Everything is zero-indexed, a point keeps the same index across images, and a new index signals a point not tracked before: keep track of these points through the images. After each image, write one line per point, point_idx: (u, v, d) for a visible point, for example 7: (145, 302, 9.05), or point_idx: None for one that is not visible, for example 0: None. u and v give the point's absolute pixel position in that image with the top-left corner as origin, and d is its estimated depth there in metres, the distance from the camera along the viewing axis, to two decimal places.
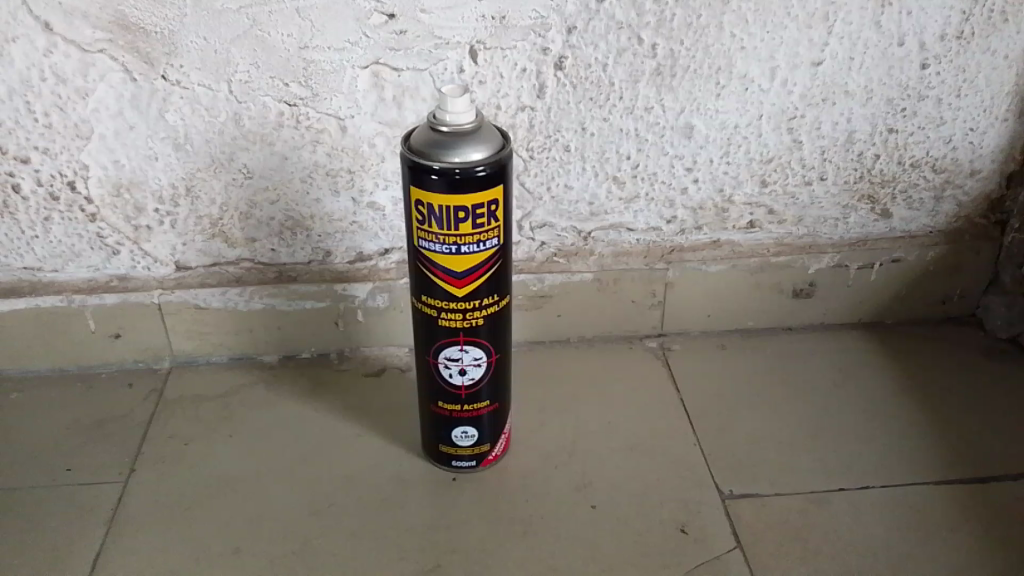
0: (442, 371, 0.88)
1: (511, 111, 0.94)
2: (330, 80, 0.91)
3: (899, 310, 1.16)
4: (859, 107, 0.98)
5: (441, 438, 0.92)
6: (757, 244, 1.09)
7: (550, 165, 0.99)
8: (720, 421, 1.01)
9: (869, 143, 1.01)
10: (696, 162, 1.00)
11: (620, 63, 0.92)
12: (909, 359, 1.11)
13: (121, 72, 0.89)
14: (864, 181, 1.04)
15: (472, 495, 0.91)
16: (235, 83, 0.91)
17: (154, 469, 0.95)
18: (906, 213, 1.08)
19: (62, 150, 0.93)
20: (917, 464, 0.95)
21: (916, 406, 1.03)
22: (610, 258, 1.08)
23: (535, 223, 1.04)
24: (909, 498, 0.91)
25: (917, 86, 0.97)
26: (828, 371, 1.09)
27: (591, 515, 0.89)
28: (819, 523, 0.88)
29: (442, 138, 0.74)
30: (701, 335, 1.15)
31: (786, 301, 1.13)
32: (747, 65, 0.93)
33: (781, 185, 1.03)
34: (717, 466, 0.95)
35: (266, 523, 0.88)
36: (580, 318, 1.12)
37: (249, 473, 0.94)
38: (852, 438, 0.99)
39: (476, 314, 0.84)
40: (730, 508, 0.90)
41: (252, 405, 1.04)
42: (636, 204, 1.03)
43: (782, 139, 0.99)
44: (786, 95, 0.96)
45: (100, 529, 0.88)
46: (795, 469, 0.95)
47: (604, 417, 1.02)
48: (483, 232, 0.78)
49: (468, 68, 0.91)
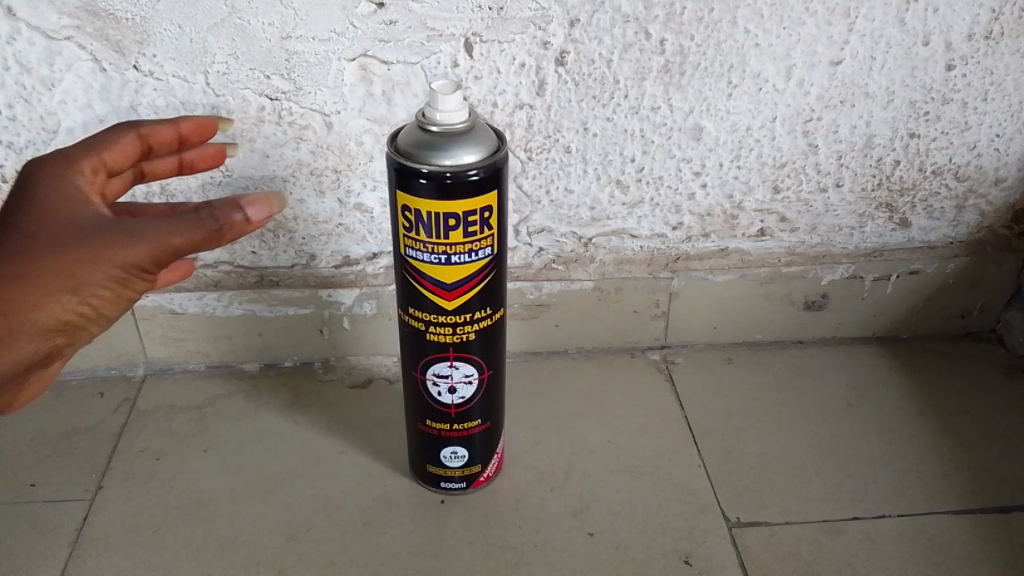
0: (430, 388, 0.82)
1: (508, 108, 0.88)
2: (314, 72, 0.85)
3: (915, 325, 1.11)
4: (880, 109, 0.92)
5: (429, 458, 0.86)
6: (767, 253, 1.03)
7: (550, 167, 0.92)
8: (726, 441, 0.96)
9: (890, 148, 0.95)
10: (704, 165, 0.94)
11: (626, 59, 0.86)
12: (925, 377, 1.05)
13: (90, 61, 0.83)
14: (882, 189, 0.98)
15: (460, 520, 0.85)
16: (213, 74, 0.84)
17: (122, 485, 0.89)
18: (925, 222, 1.02)
19: (28, 144, 0.87)
20: (935, 491, 0.89)
21: (934, 428, 0.98)
22: (612, 266, 1.02)
23: (533, 228, 0.97)
24: (928, 528, 0.85)
25: (942, 88, 0.91)
26: (841, 389, 1.03)
27: (588, 544, 0.83)
28: (832, 556, 0.82)
29: (432, 138, 0.68)
30: (707, 348, 1.09)
31: (797, 313, 1.08)
32: (762, 63, 0.87)
33: (795, 191, 0.97)
34: (722, 490, 0.89)
35: (240, 547, 0.82)
36: (580, 329, 1.07)
37: (224, 493, 0.88)
38: (866, 463, 0.93)
39: (467, 328, 0.78)
40: (737, 537, 0.84)
41: (231, 418, 0.98)
42: (641, 209, 0.97)
43: (797, 142, 0.93)
44: (802, 96, 0.90)
45: (60, 552, 0.82)
46: (806, 494, 0.89)
47: (603, 435, 0.96)
48: (476, 241, 0.72)
49: (463, 62, 0.85)
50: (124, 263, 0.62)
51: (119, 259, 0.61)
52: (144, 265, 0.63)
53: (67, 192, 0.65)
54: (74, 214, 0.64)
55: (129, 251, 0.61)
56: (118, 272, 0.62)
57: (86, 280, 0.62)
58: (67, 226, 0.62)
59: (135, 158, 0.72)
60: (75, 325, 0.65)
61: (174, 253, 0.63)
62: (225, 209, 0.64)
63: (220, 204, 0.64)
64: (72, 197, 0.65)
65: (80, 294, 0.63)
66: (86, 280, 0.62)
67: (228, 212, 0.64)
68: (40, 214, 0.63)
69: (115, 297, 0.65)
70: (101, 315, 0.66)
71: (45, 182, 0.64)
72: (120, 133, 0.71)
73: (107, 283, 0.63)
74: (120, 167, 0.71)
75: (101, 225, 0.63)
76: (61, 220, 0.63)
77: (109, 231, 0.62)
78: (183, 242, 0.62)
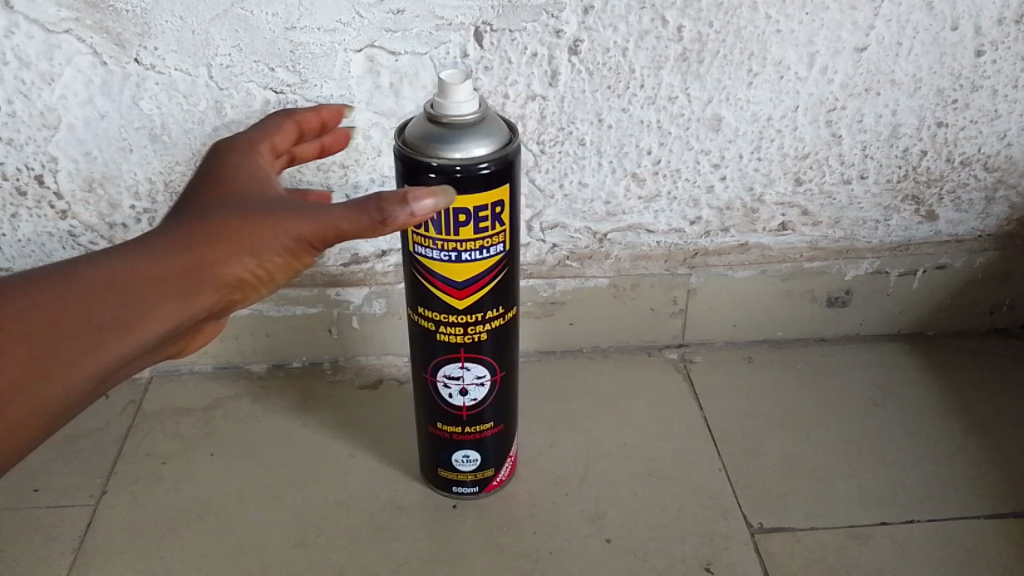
0: (441, 390, 0.79)
1: (520, 100, 0.85)
2: (320, 64, 0.83)
3: (941, 321, 1.07)
4: (906, 97, 0.88)
5: (440, 462, 0.84)
6: (789, 248, 0.99)
7: (563, 160, 0.90)
8: (748, 443, 0.93)
9: (916, 138, 0.91)
10: (723, 157, 0.91)
11: (642, 47, 0.83)
12: (952, 375, 1.02)
13: (90, 55, 0.80)
14: (909, 180, 0.95)
15: (474, 525, 0.83)
16: (216, 67, 0.82)
17: (127, 490, 0.87)
18: (953, 215, 0.99)
19: (28, 141, 0.84)
20: (966, 495, 0.86)
21: (963, 428, 0.94)
22: (627, 262, 0.99)
23: (546, 224, 0.95)
24: (959, 534, 0.81)
25: (971, 75, 0.87)
26: (866, 389, 1.00)
27: (606, 550, 0.80)
28: (860, 562, 0.79)
29: (441, 131, 0.65)
30: (725, 346, 1.06)
31: (819, 309, 1.04)
32: (783, 51, 0.84)
33: (818, 182, 0.94)
34: (745, 494, 0.86)
35: (246, 554, 0.80)
36: (595, 327, 1.04)
37: (231, 497, 0.86)
38: (893, 465, 0.90)
39: (479, 328, 0.75)
40: (760, 543, 0.81)
41: (238, 420, 0.96)
42: (658, 203, 0.94)
43: (820, 133, 0.90)
44: (825, 84, 0.86)
45: (63, 559, 0.79)
46: (832, 498, 0.86)
47: (620, 437, 0.93)
48: (487, 238, 0.69)
49: (472, 52, 0.82)
50: (293, 237, 0.60)
51: (291, 232, 0.60)
52: (311, 244, 0.61)
53: (249, 175, 0.67)
54: (253, 193, 0.64)
55: (297, 225, 0.60)
56: (289, 245, 0.61)
57: (254, 253, 0.60)
58: (243, 202, 0.63)
59: (288, 144, 0.73)
60: (234, 298, 0.63)
61: (340, 236, 0.60)
62: (391, 202, 0.58)
63: (389, 196, 0.59)
64: (253, 177, 0.66)
65: (246, 269, 0.61)
66: (254, 253, 0.60)
67: (394, 207, 0.58)
68: (219, 194, 0.64)
69: (283, 274, 0.63)
70: (257, 292, 0.64)
71: (229, 165, 0.67)
72: (277, 120, 0.74)
73: (278, 255, 0.61)
74: (277, 157, 0.72)
75: (274, 202, 0.62)
76: (245, 197, 0.64)
77: (282, 207, 0.62)
78: (350, 227, 0.59)
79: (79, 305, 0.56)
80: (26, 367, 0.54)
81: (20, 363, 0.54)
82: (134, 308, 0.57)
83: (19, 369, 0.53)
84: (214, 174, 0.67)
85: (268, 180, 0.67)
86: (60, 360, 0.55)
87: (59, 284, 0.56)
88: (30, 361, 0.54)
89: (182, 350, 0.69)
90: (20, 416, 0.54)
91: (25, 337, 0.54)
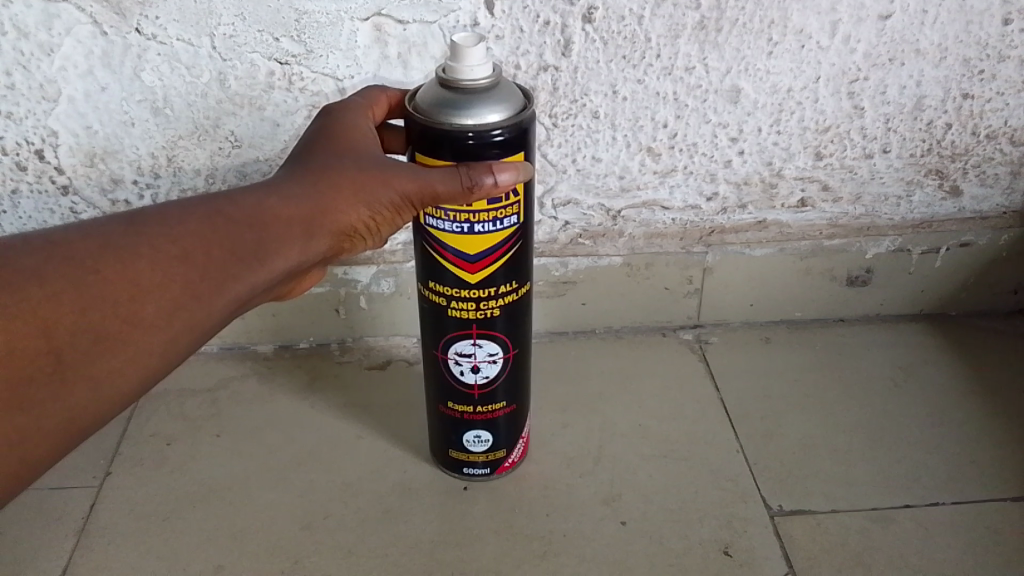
0: (452, 367, 0.77)
1: (532, 70, 0.83)
2: (326, 33, 0.80)
3: (964, 300, 1.05)
4: (931, 68, 0.85)
5: (451, 443, 0.82)
6: (808, 225, 0.97)
7: (576, 134, 0.87)
8: (766, 424, 0.90)
9: (941, 110, 0.88)
10: (742, 131, 0.88)
11: (658, 15, 0.80)
12: (975, 356, 1.00)
13: (89, 25, 0.78)
14: (933, 155, 0.92)
15: (485, 507, 0.81)
16: (219, 38, 0.80)
17: (131, 471, 0.85)
18: (977, 190, 0.96)
19: (27, 114, 0.82)
20: (992, 477, 0.83)
21: (989, 410, 0.92)
22: (642, 240, 0.96)
23: (558, 200, 0.92)
24: (986, 517, 0.79)
25: (999, 45, 0.84)
26: (886, 369, 0.98)
27: (621, 533, 0.78)
28: (883, 545, 0.76)
29: (453, 96, 0.63)
30: (742, 327, 1.04)
31: (838, 288, 1.02)
32: (804, 19, 0.81)
33: (839, 157, 0.91)
34: (764, 476, 0.84)
35: (252, 537, 0.78)
36: (607, 307, 1.01)
37: (237, 479, 0.84)
38: (915, 447, 0.87)
39: (491, 303, 0.73)
40: (780, 526, 0.78)
41: (245, 401, 0.94)
42: (673, 178, 0.91)
43: (841, 105, 0.87)
44: (848, 54, 0.83)
45: (66, 541, 0.78)
46: (853, 480, 0.83)
47: (634, 418, 0.91)
48: (501, 209, 0.66)
49: (483, 20, 0.80)
50: (403, 191, 0.62)
51: (403, 187, 0.62)
52: (414, 201, 0.63)
53: (359, 129, 0.66)
54: (365, 145, 0.64)
55: (407, 180, 0.62)
56: (398, 199, 0.62)
57: (369, 202, 0.62)
58: (357, 153, 0.63)
59: (378, 120, 0.72)
60: (341, 247, 0.63)
61: (435, 199, 0.63)
62: (478, 170, 0.62)
63: (475, 164, 0.62)
64: (362, 130, 0.66)
65: (360, 219, 0.62)
66: (367, 204, 0.61)
67: (480, 175, 0.62)
68: (336, 142, 0.64)
69: (385, 228, 0.64)
70: (362, 243, 0.65)
71: (340, 120, 0.66)
72: (369, 91, 0.72)
73: (387, 207, 0.62)
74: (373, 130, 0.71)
75: (386, 157, 0.64)
76: (358, 147, 0.64)
77: (394, 161, 0.63)
78: (445, 188, 0.62)
79: (217, 237, 0.56)
80: (174, 292, 0.54)
81: (171, 289, 0.54)
82: (264, 246, 0.58)
83: (169, 295, 0.54)
84: (325, 127, 0.66)
85: (373, 138, 0.66)
86: (202, 289, 0.55)
87: (199, 216, 0.57)
88: (177, 287, 0.54)
89: (284, 295, 0.70)
90: (167, 340, 0.54)
91: (174, 264, 0.55)
